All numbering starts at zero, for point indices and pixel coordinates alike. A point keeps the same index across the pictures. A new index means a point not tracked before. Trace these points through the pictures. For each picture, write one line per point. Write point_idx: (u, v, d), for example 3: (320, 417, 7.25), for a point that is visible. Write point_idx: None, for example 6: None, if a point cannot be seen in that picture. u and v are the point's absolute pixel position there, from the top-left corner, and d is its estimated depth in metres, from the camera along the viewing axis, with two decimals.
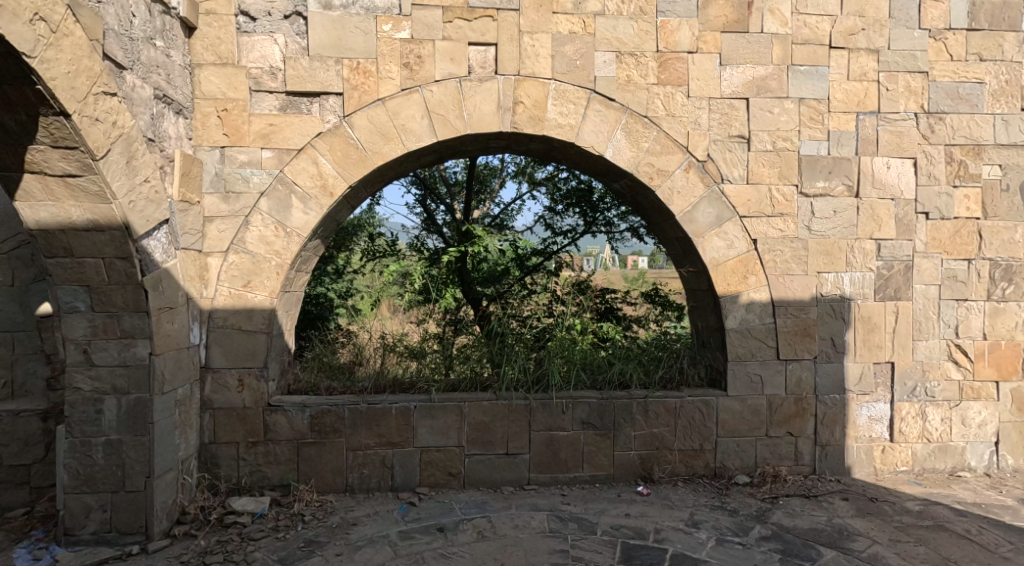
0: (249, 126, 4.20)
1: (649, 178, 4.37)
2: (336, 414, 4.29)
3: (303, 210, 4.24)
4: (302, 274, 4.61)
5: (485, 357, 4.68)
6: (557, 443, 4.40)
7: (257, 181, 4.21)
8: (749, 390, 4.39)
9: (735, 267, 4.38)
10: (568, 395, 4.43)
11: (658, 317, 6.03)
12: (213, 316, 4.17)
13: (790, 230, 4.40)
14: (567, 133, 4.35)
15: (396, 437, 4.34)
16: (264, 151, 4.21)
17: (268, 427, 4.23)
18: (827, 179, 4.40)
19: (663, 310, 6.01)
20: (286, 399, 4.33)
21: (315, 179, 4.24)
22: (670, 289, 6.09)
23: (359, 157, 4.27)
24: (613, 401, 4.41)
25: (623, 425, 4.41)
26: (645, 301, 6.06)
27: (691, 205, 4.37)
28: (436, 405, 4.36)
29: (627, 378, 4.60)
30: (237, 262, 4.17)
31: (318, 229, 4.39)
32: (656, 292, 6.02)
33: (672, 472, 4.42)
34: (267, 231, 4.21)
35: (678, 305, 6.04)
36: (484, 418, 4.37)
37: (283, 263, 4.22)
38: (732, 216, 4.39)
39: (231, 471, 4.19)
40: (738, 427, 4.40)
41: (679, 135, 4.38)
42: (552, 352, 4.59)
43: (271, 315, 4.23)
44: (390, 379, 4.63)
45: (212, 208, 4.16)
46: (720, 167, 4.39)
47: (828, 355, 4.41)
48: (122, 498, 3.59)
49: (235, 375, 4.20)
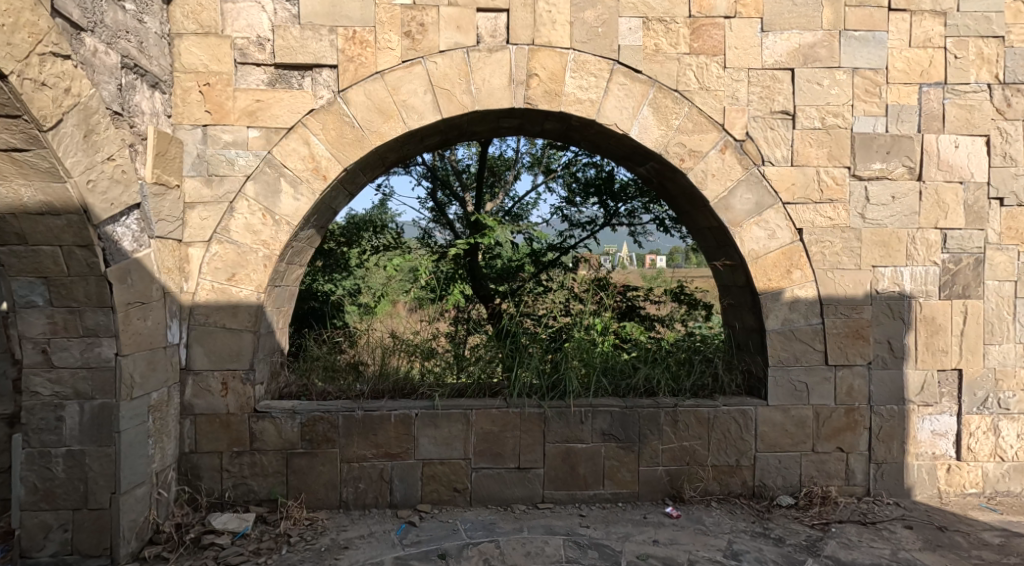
0: (233, 102, 3.80)
1: (679, 160, 3.89)
2: (329, 421, 3.89)
3: (293, 195, 3.85)
4: (294, 266, 4.23)
5: (494, 360, 4.24)
6: (575, 457, 3.94)
7: (243, 163, 3.82)
8: (792, 400, 3.89)
9: (776, 260, 3.88)
10: (587, 403, 3.97)
11: (684, 318, 5.57)
12: (194, 312, 3.80)
13: (841, 217, 3.88)
14: (587, 109, 3.89)
15: (396, 448, 3.92)
16: (251, 130, 3.82)
17: (255, 435, 3.86)
18: (885, 160, 3.86)
19: (690, 310, 5.55)
20: (274, 404, 3.95)
21: (307, 161, 3.85)
22: (697, 286, 5.60)
23: (356, 137, 3.87)
24: (638, 411, 3.93)
25: (648, 437, 3.94)
26: (670, 299, 5.57)
27: (727, 190, 3.88)
28: (439, 412, 3.92)
29: (654, 385, 4.11)
30: (221, 253, 3.80)
31: (310, 217, 4.00)
32: (682, 290, 5.53)
33: (705, 491, 3.94)
34: (253, 219, 3.83)
35: (706, 304, 5.56)
36: (494, 428, 3.93)
37: (272, 255, 3.84)
38: (773, 202, 3.88)
39: (214, 483, 3.82)
40: (779, 442, 3.90)
41: (714, 112, 3.89)
42: (570, 353, 4.13)
43: (257, 312, 3.86)
44: (390, 382, 4.18)
45: (194, 193, 3.79)
46: (761, 147, 3.88)
47: (885, 361, 3.88)
48: (85, 517, 3.19)
49: (219, 378, 3.84)
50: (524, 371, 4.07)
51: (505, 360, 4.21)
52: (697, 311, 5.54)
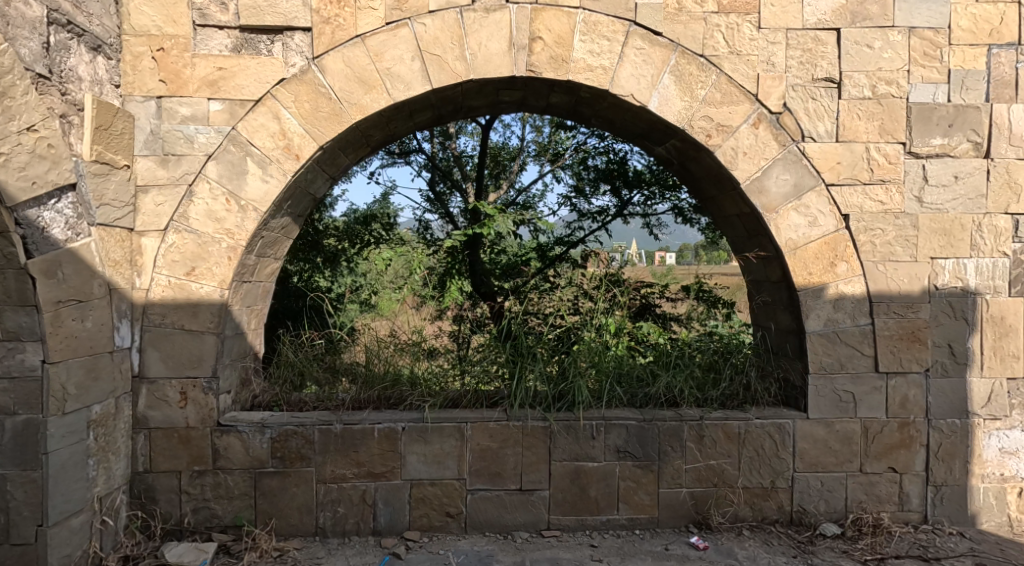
0: (191, 70, 3.30)
1: (705, 137, 3.38)
2: (304, 437, 3.42)
3: (261, 177, 3.37)
4: (266, 259, 3.75)
5: (495, 365, 3.73)
6: (585, 477, 3.46)
7: (204, 141, 3.33)
8: (836, 413, 3.38)
9: (818, 252, 3.37)
10: (600, 415, 3.47)
11: (704, 317, 5.06)
12: (148, 312, 3.32)
13: (894, 201, 3.34)
14: (598, 77, 3.37)
15: (380, 467, 3.45)
16: (212, 103, 3.32)
17: (218, 453, 3.39)
18: (947, 135, 3.33)
19: (710, 308, 5.04)
20: (241, 416, 3.47)
21: (277, 138, 3.36)
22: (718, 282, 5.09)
23: (333, 110, 3.37)
24: (657, 424, 3.44)
25: (670, 455, 3.44)
26: (688, 296, 5.06)
27: (761, 170, 3.37)
28: (430, 426, 3.44)
29: (676, 394, 3.57)
30: (179, 244, 3.32)
31: (283, 203, 3.52)
32: (701, 287, 5.03)
33: (735, 517, 3.44)
34: (216, 205, 3.34)
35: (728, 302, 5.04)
36: (492, 445, 3.45)
37: (237, 246, 3.36)
38: (815, 184, 3.36)
39: (172, 507, 3.35)
40: (821, 460, 3.40)
41: (746, 79, 3.36)
42: (580, 358, 3.63)
43: (221, 312, 3.38)
44: (376, 390, 3.67)
45: (147, 174, 3.30)
46: (800, 120, 3.35)
47: (945, 368, 3.36)
48: (7, 553, 2.77)
49: (177, 387, 3.36)
50: (527, 378, 3.56)
51: (507, 366, 3.70)
52: (717, 309, 4.99)
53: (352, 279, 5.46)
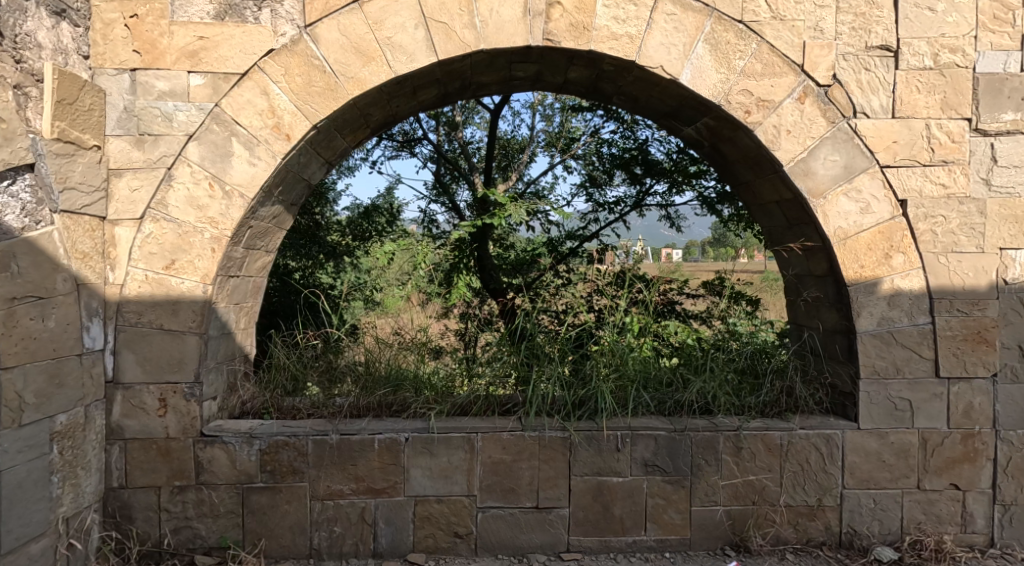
0: (169, 39, 2.96)
1: (743, 113, 3.02)
2: (296, 449, 3.08)
3: (248, 160, 3.03)
4: (256, 251, 3.40)
5: (505, 369, 3.37)
6: (609, 494, 3.12)
7: (184, 119, 2.99)
8: (890, 423, 3.03)
9: (871, 242, 3.00)
10: (625, 426, 3.12)
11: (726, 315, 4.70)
12: (123, 310, 2.98)
13: (958, 185, 2.98)
14: (623, 47, 3.01)
15: (381, 483, 3.11)
16: (192, 77, 2.98)
17: (202, 466, 3.05)
18: (1018, 109, 2.98)
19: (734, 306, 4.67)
20: (227, 425, 3.13)
21: (265, 116, 3.02)
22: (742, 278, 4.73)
23: (328, 84, 3.03)
24: (689, 435, 3.09)
25: (703, 470, 3.10)
26: (710, 292, 4.71)
27: (807, 150, 3.00)
28: (436, 436, 3.10)
29: (710, 401, 3.21)
30: (157, 234, 2.99)
31: (273, 188, 3.17)
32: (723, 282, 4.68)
33: (777, 539, 3.11)
34: (198, 190, 3.01)
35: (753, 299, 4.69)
36: (505, 458, 3.11)
37: (221, 237, 3.03)
38: (868, 165, 2.99)
39: (150, 527, 3.03)
40: (873, 476, 3.05)
41: (791, 47, 2.99)
42: (599, 362, 3.28)
43: (204, 310, 3.04)
44: (377, 395, 3.31)
45: (121, 156, 2.97)
46: (852, 93, 2.98)
47: (1015, 372, 3.00)
48: None
49: (155, 393, 3.02)
50: (542, 383, 3.22)
51: (519, 370, 3.35)
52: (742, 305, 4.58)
53: (352, 275, 5.11)
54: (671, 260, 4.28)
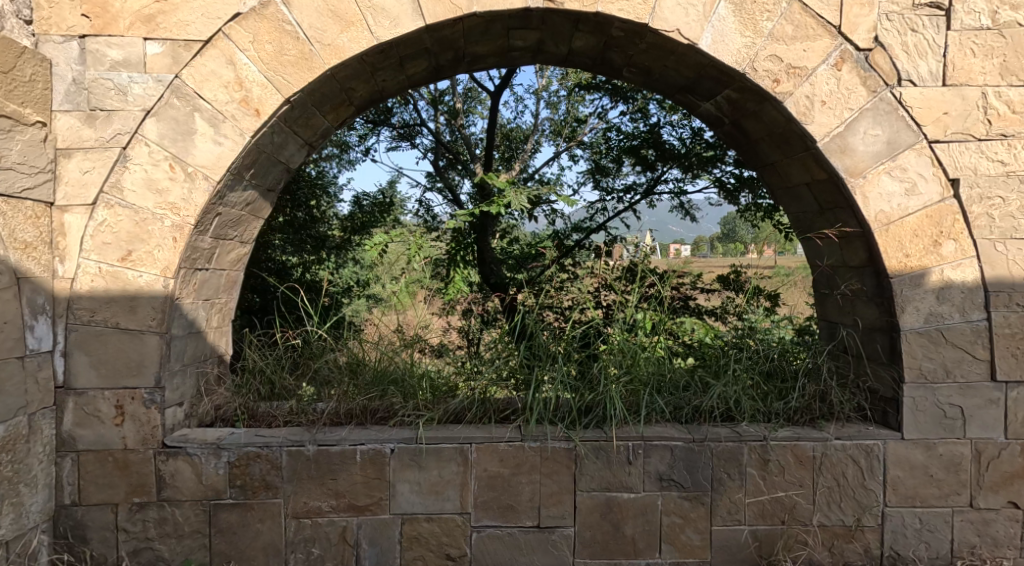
0: (123, 2, 2.64)
1: (771, 82, 2.66)
2: (269, 461, 2.76)
3: (213, 138, 2.70)
4: (229, 241, 3.08)
5: (504, 372, 3.04)
6: (619, 512, 2.78)
7: (140, 92, 2.66)
8: (938, 433, 2.68)
9: (917, 228, 2.65)
10: (637, 435, 2.78)
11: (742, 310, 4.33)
12: (73, 307, 2.66)
13: (1017, 162, 2.63)
14: (634, 7, 2.66)
15: (364, 499, 2.78)
16: (149, 45, 2.65)
17: (164, 481, 2.73)
18: None
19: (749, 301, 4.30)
20: (193, 434, 2.81)
21: (232, 89, 2.69)
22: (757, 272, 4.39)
23: (302, 52, 2.69)
24: (709, 446, 2.75)
25: (726, 485, 2.75)
26: (724, 287, 4.37)
27: (845, 123, 2.65)
28: (425, 447, 2.77)
29: (733, 407, 2.87)
30: (111, 221, 2.67)
31: (243, 170, 2.85)
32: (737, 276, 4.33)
33: (809, 563, 2.76)
34: (157, 172, 2.69)
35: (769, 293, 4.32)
36: (503, 471, 2.77)
37: (184, 225, 2.71)
38: (914, 140, 2.63)
39: (106, 548, 2.72)
40: (919, 492, 2.70)
41: (826, 6, 2.63)
42: (609, 362, 2.95)
43: (165, 306, 2.71)
44: (362, 400, 2.98)
45: (70, 135, 2.65)
46: (896, 58, 2.63)
47: None
48: None
49: (111, 400, 2.70)
50: (544, 386, 2.89)
51: (520, 373, 3.02)
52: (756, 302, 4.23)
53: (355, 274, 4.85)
54: (681, 255, 3.85)
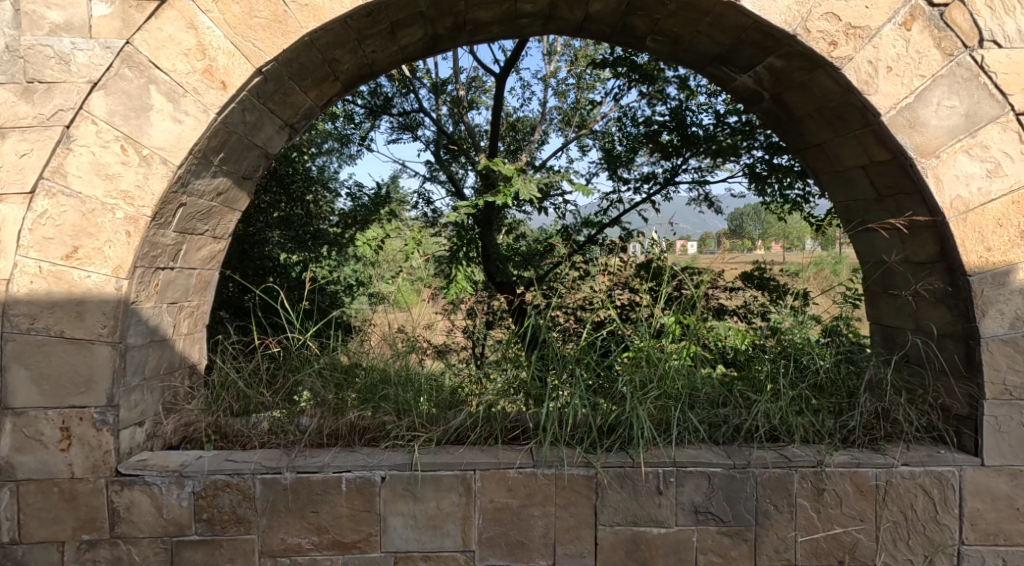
0: None
1: (827, 46, 2.26)
2: (241, 491, 2.38)
3: (172, 116, 2.31)
4: (199, 237, 2.69)
5: (513, 385, 2.62)
6: (647, 550, 2.38)
7: (85, 61, 2.27)
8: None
9: (1002, 216, 2.24)
10: (668, 460, 2.38)
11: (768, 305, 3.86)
12: (8, 312, 2.28)
13: None
14: None
15: (350, 535, 2.40)
16: (96, 6, 2.26)
17: (119, 515, 2.36)
18: None
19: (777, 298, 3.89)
20: (152, 459, 2.43)
21: (193, 57, 2.30)
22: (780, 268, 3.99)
23: (275, 14, 2.30)
24: (753, 473, 2.35)
25: (772, 518, 2.35)
26: (747, 283, 3.95)
27: (916, 93, 2.24)
28: (421, 475, 2.38)
29: (778, 426, 2.47)
30: (53, 212, 2.28)
31: (210, 154, 2.46)
32: (762, 273, 3.93)
33: None
34: (107, 156, 2.30)
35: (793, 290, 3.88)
36: (511, 503, 2.38)
37: (139, 217, 2.32)
38: (999, 112, 2.22)
39: None
40: (1001, 528, 2.31)
41: None
42: (634, 373, 2.54)
43: (117, 312, 2.33)
44: (350, 418, 2.58)
45: (5, 111, 2.27)
46: (978, 15, 2.21)
47: None
48: None
49: (56, 421, 2.32)
50: (559, 402, 2.49)
51: (532, 388, 2.58)
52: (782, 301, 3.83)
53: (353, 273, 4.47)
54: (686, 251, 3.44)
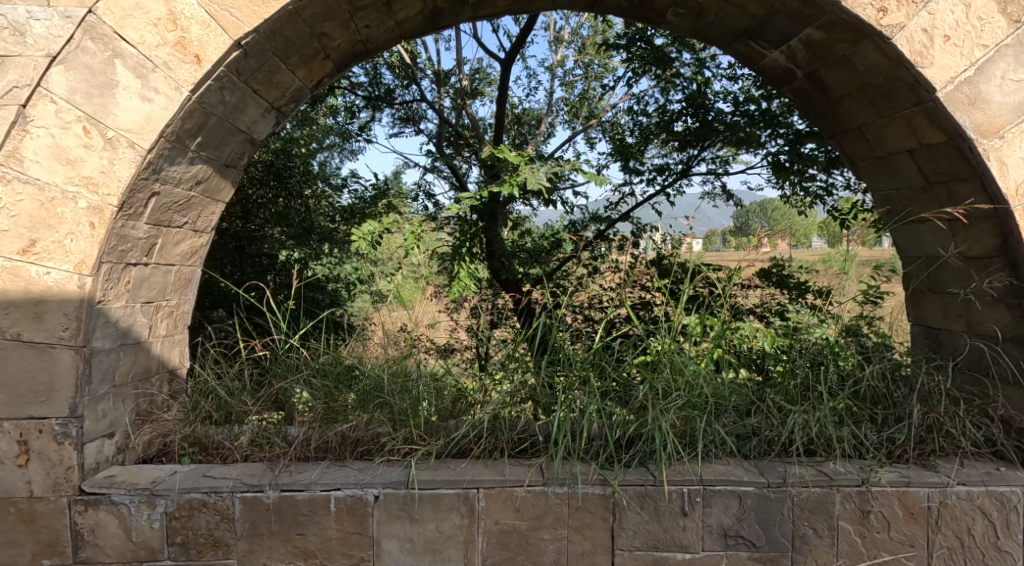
0: None
1: (875, 13, 2.02)
2: (219, 511, 2.14)
3: (141, 94, 2.08)
4: (178, 229, 2.44)
5: (520, 394, 2.34)
6: None
7: (44, 32, 2.03)
8: None
9: None
10: (695, 477, 2.13)
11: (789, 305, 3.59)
12: None
13: None
14: None
15: (340, 561, 2.16)
16: None
17: (84, 537, 2.13)
18: None
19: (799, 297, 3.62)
20: (120, 475, 2.20)
21: (164, 28, 2.07)
22: (800, 266, 3.74)
23: None
24: (789, 493, 2.09)
25: (811, 543, 2.10)
26: (767, 282, 3.66)
27: (976, 65, 2.00)
28: (418, 494, 2.14)
29: (816, 438, 2.21)
30: (7, 201, 2.05)
31: (185, 138, 2.22)
32: (783, 270, 3.66)
33: None
34: (67, 138, 2.06)
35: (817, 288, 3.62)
36: (519, 525, 2.14)
37: (104, 208, 2.09)
38: None
39: None
40: None
41: None
42: (656, 380, 2.28)
43: (80, 312, 2.09)
44: (340, 427, 2.33)
45: None
46: None
47: None
48: None
49: (12, 434, 2.08)
50: (573, 412, 2.23)
51: (540, 396, 2.32)
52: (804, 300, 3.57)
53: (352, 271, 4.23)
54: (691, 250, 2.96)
